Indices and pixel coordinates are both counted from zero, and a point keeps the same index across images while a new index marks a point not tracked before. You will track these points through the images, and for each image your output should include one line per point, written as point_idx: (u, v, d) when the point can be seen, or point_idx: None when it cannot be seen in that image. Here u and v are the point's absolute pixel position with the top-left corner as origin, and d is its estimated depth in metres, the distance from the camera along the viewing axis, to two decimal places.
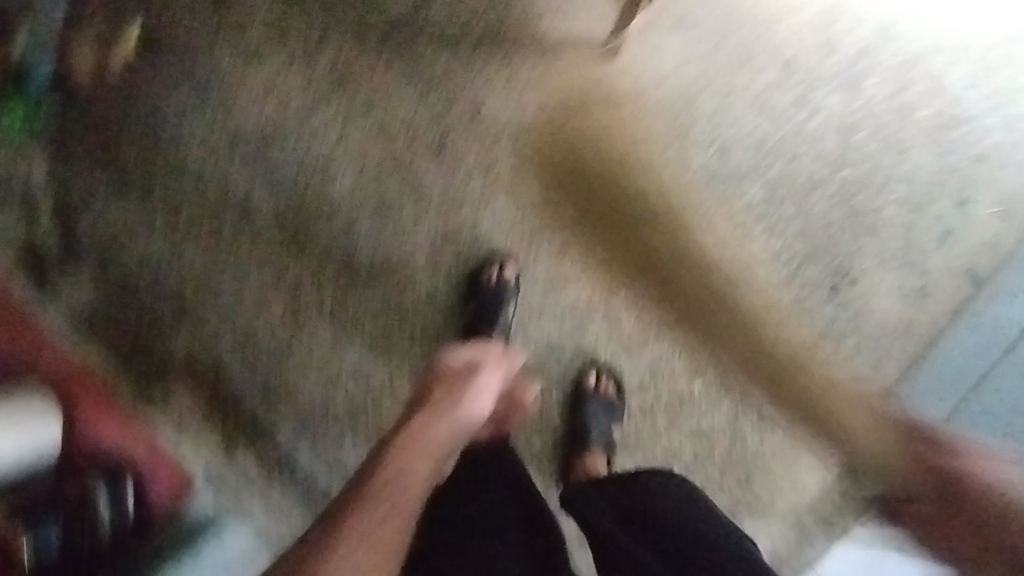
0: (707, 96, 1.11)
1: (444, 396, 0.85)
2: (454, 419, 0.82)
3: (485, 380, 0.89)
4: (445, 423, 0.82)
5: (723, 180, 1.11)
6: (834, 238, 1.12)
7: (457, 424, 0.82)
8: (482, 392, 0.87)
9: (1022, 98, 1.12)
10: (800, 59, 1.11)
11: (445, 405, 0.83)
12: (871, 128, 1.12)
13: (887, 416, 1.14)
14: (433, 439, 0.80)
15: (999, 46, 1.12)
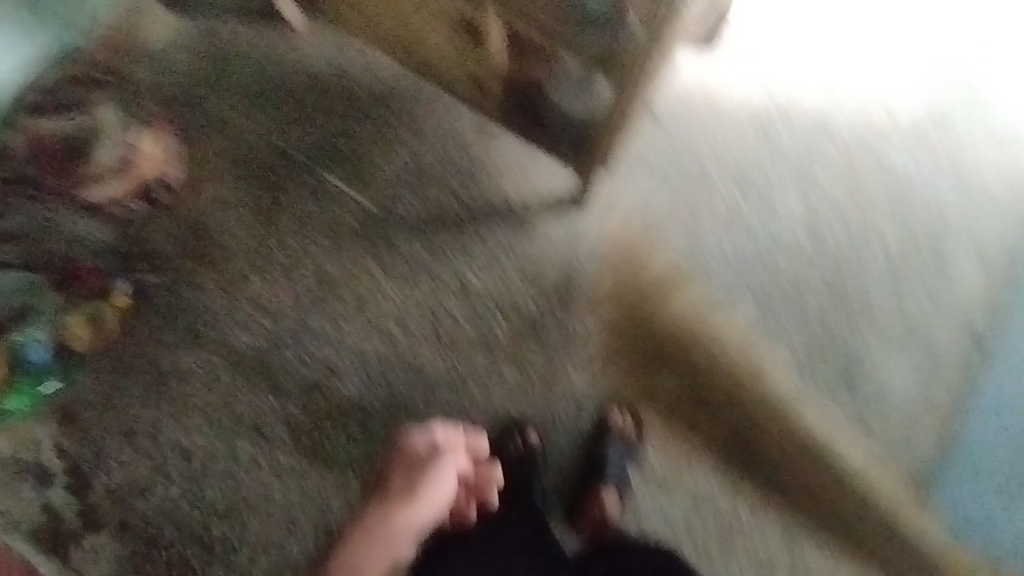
0: (677, 224, 1.15)
1: (400, 489, 0.91)
2: (406, 517, 0.88)
3: (442, 472, 0.91)
4: (396, 521, 0.88)
5: (712, 300, 1.13)
6: (833, 329, 1.12)
7: (408, 522, 0.88)
8: (434, 478, 0.90)
9: (963, 158, 1.18)
10: (753, 171, 1.16)
11: (398, 502, 0.89)
12: (838, 217, 1.15)
13: (942, 497, 1.07)
14: (389, 517, 0.89)
15: (927, 116, 1.19)
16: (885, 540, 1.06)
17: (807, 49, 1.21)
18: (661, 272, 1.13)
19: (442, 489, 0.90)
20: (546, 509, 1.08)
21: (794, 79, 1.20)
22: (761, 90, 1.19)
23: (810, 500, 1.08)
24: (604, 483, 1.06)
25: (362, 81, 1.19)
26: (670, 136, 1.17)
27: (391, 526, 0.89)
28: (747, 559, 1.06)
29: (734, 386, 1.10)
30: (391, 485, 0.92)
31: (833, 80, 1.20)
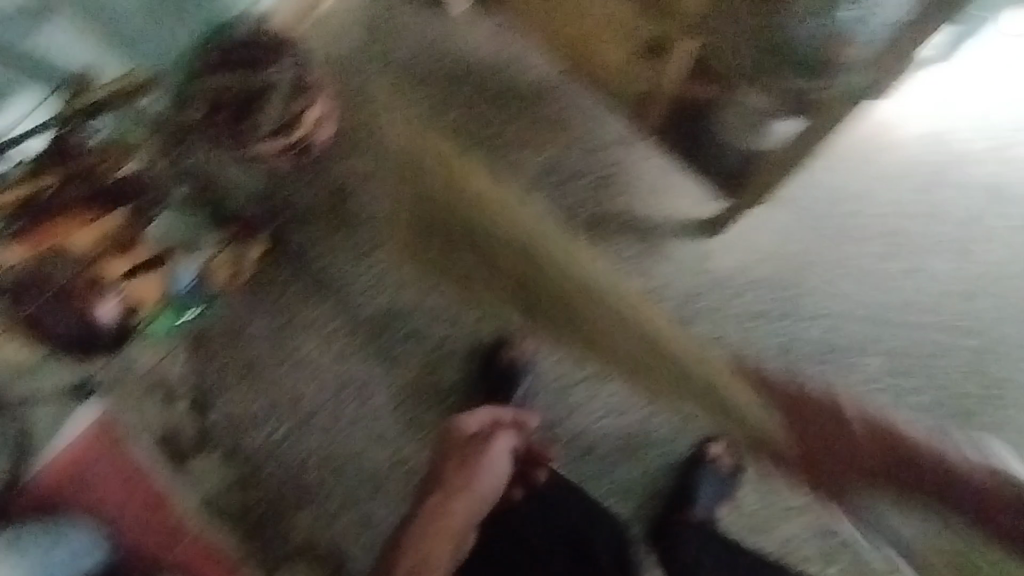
0: (813, 269, 1.10)
1: (459, 472, 1.02)
2: (470, 498, 1.02)
3: (495, 455, 1.03)
4: (459, 500, 1.01)
5: (837, 354, 1.08)
6: (963, 409, 1.06)
7: (467, 500, 1.01)
8: (490, 461, 1.03)
9: None
10: (907, 227, 1.10)
11: (456, 489, 1.01)
12: (990, 293, 1.08)
13: None
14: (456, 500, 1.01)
15: None
16: None
17: (982, 113, 1.14)
18: (789, 315, 1.09)
19: (496, 470, 1.03)
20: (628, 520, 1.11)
21: (964, 141, 1.13)
22: (928, 145, 1.13)
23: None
24: (692, 504, 1.08)
25: (518, 71, 1.19)
26: (822, 175, 1.12)
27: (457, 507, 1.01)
28: None
29: None
30: (446, 472, 1.03)
31: (1005, 149, 1.13)
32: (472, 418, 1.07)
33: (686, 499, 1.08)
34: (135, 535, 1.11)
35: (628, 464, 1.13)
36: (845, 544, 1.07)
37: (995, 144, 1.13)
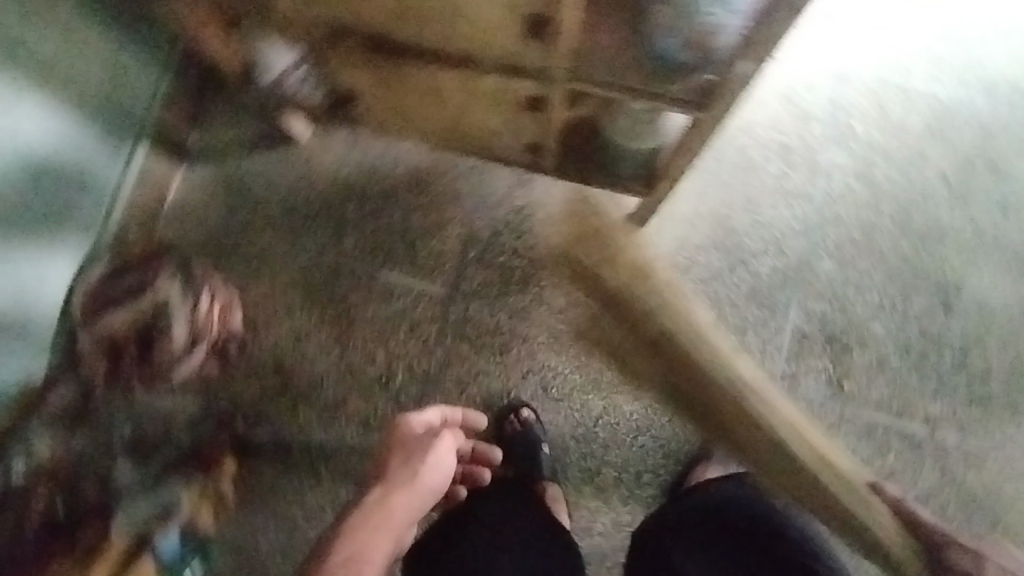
0: (741, 210, 1.16)
1: (410, 470, 0.88)
2: (413, 496, 0.85)
3: (440, 464, 0.88)
4: (402, 495, 0.85)
5: (795, 274, 1.14)
6: (917, 263, 1.14)
7: (411, 497, 0.85)
8: (436, 466, 0.88)
9: (985, 63, 1.18)
10: (791, 140, 1.18)
11: (401, 476, 0.87)
12: (884, 160, 1.17)
13: None
14: (400, 505, 0.85)
15: (936, 36, 1.18)
16: None
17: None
18: (744, 262, 1.14)
19: (445, 463, 0.88)
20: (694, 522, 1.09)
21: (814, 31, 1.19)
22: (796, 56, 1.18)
23: (948, 427, 1.10)
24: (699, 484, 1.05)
25: (402, 163, 1.17)
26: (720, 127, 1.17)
27: (399, 504, 0.85)
28: (912, 506, 1.08)
29: (843, 352, 1.12)
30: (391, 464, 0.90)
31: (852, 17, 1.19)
32: (433, 416, 0.97)
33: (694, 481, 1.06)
34: (360, 524, 0.83)
35: (678, 473, 1.10)
36: (898, 430, 1.10)
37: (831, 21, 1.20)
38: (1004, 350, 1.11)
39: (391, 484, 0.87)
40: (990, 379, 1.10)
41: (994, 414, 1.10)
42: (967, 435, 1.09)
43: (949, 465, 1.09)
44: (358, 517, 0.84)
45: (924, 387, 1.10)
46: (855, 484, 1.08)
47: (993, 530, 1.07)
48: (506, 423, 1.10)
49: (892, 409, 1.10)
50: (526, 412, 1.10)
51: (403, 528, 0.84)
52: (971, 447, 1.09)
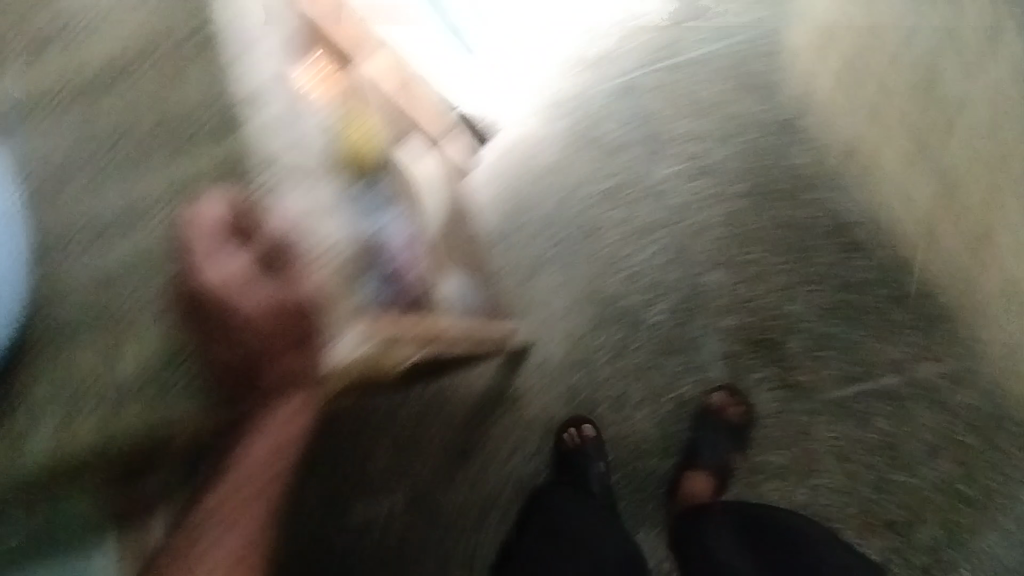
0: (609, 272, 1.11)
1: (197, 561, 0.67)
2: (233, 498, 0.67)
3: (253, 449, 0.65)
4: (251, 464, 0.66)
5: (694, 297, 1.10)
6: (797, 223, 1.09)
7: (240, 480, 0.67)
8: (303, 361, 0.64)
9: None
10: (620, 177, 1.11)
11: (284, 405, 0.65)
12: (713, 146, 1.11)
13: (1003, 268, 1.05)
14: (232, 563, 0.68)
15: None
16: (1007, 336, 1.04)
17: (497, 71, 1.13)
18: (644, 318, 1.10)
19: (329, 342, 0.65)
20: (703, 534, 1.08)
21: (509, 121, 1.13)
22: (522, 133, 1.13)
23: (916, 362, 1.05)
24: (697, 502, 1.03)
25: None
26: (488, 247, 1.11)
27: (223, 554, 0.68)
28: (928, 456, 1.03)
29: (780, 350, 1.07)
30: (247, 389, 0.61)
31: (533, 87, 1.13)
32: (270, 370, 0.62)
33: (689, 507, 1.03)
34: None
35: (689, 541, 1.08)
36: (872, 390, 1.05)
37: (560, 65, 1.13)
38: (926, 257, 1.06)
39: (219, 524, 0.68)
40: (925, 290, 1.06)
41: (951, 328, 1.05)
42: (939, 361, 1.04)
43: (944, 401, 1.03)
44: (184, 541, 0.67)
45: (870, 340, 1.06)
46: (859, 462, 1.03)
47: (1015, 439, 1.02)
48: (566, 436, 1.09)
49: (855, 378, 1.05)
50: (588, 427, 1.09)
51: (250, 508, 0.69)
52: (947, 366, 1.04)
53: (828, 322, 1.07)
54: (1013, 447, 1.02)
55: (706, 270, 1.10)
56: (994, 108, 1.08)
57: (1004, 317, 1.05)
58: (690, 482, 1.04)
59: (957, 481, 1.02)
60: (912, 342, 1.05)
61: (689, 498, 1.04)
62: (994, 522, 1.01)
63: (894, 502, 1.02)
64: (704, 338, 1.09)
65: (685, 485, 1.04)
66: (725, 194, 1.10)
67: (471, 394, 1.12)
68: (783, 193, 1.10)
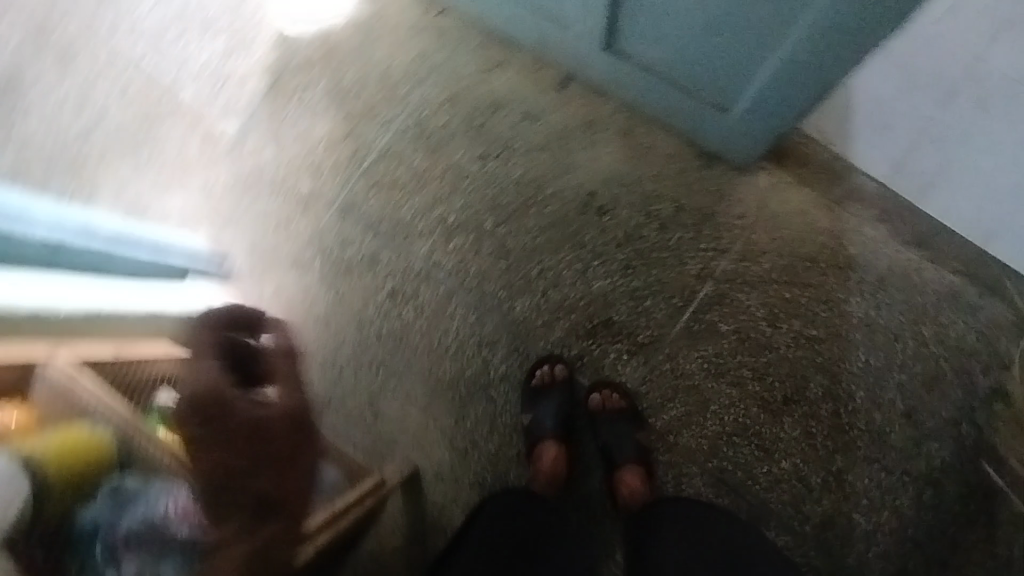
0: (436, 362, 1.11)
1: None
2: None
3: None
4: None
5: (518, 333, 1.10)
6: (555, 217, 1.10)
7: None
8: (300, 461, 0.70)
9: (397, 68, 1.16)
10: (390, 282, 1.12)
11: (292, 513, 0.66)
12: (447, 203, 1.13)
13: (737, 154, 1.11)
14: None
15: (352, 103, 1.16)
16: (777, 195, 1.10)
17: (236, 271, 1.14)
18: (491, 379, 1.10)
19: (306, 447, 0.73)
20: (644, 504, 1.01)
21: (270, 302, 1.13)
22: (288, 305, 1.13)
23: (720, 262, 1.09)
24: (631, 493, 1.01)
25: None
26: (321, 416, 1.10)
27: None
28: (781, 331, 1.08)
29: (611, 326, 1.09)
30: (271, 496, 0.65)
31: (273, 262, 1.14)
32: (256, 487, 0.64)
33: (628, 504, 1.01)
34: None
35: None
36: (702, 308, 1.09)
37: (285, 224, 1.15)
38: (670, 175, 1.10)
39: None
40: (687, 200, 1.10)
41: (730, 218, 1.09)
42: (738, 250, 1.09)
43: (761, 278, 1.09)
44: None
45: (671, 270, 1.09)
46: (732, 372, 1.08)
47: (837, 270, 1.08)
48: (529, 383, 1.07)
49: (682, 307, 1.09)
50: (559, 367, 1.08)
51: None
52: (744, 247, 1.09)
53: (631, 278, 1.09)
54: (834, 271, 1.08)
55: (510, 305, 1.10)
56: (640, 26, 0.95)
57: (752, 178, 1.11)
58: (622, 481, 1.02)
59: (810, 329, 1.08)
60: (705, 249, 1.09)
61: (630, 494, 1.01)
62: (863, 342, 1.07)
63: (778, 384, 1.08)
64: (544, 362, 1.08)
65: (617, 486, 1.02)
66: (483, 234, 1.11)
67: (392, 549, 1.06)
68: (524, 200, 1.11)
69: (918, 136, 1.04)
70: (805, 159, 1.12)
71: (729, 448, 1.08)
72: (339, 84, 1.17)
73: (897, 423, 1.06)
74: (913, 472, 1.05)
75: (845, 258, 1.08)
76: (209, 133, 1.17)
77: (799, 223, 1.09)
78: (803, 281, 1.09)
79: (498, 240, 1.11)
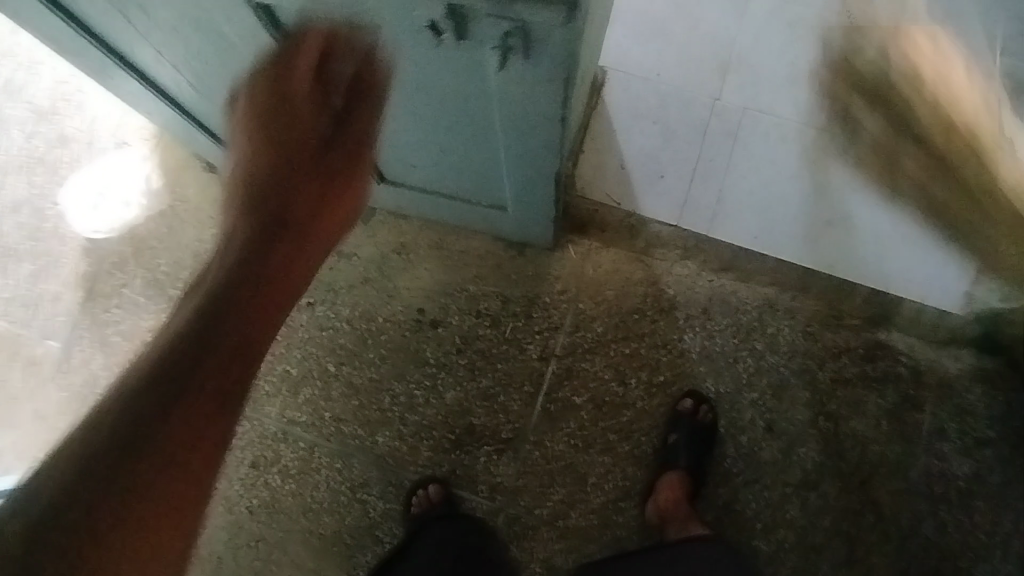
0: (314, 520, 1.08)
1: None
2: None
3: None
4: None
5: (389, 468, 1.09)
6: (392, 344, 1.13)
7: None
8: None
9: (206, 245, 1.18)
10: (249, 454, 1.11)
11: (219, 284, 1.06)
12: (286, 360, 1.13)
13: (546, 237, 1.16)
14: None
15: (169, 291, 1.17)
16: (591, 263, 1.14)
17: None
18: (372, 520, 1.08)
19: None
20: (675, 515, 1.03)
21: None
22: None
23: (559, 340, 1.13)
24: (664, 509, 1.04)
25: None
26: None
27: None
28: (633, 388, 1.11)
29: (474, 432, 1.10)
30: None
31: None
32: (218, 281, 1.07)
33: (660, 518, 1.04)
34: None
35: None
36: (556, 388, 1.11)
37: None
38: (489, 272, 1.15)
39: None
40: (513, 293, 1.14)
41: (555, 296, 1.14)
42: (571, 323, 1.13)
43: (598, 343, 1.12)
44: None
45: (516, 360, 1.12)
46: (600, 440, 1.09)
47: (669, 314, 1.13)
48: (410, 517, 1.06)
49: (535, 392, 1.11)
50: (432, 488, 1.05)
51: None
52: (577, 320, 1.13)
53: (480, 380, 1.11)
54: (664, 316, 1.13)
55: (372, 441, 1.10)
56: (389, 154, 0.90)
57: (564, 253, 1.15)
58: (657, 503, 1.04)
59: (658, 376, 1.11)
60: (541, 331, 1.13)
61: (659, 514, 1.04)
62: (708, 375, 1.11)
63: (648, 437, 1.09)
64: (417, 487, 1.07)
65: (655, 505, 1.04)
66: (328, 380, 1.12)
67: None
68: (359, 337, 1.13)
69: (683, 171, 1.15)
70: (608, 221, 1.15)
71: (619, 515, 1.07)
72: (153, 275, 1.17)
73: (762, 440, 1.09)
74: (792, 482, 1.08)
75: (667, 300, 1.13)
76: (32, 360, 1.15)
77: (617, 284, 1.14)
78: (639, 334, 1.12)
79: (344, 382, 1.12)
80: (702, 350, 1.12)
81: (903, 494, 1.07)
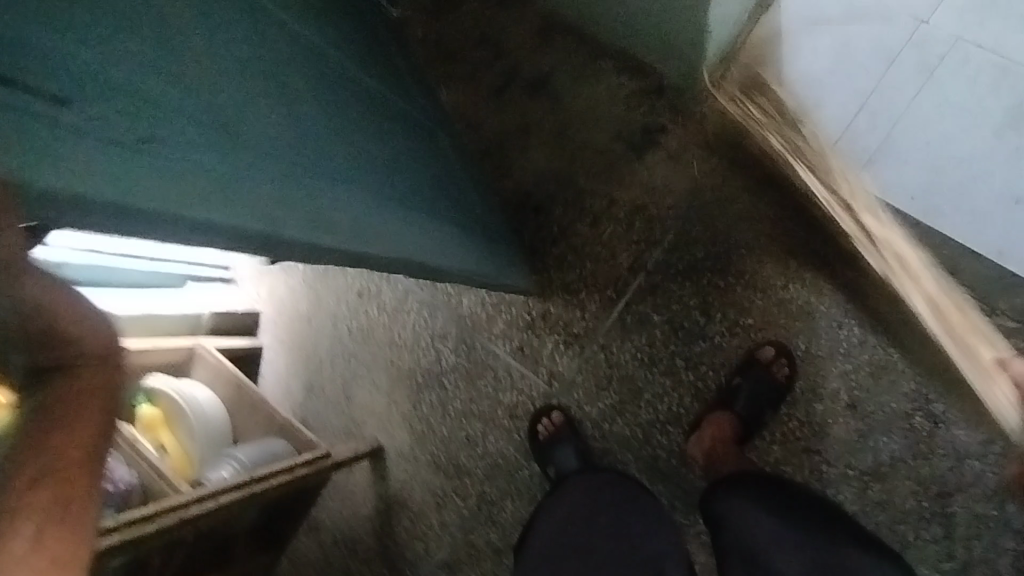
0: (396, 353, 1.23)
1: None
2: None
3: None
4: None
5: (467, 329, 1.19)
6: None
7: None
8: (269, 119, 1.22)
9: None
10: (358, 284, 1.26)
11: None
12: None
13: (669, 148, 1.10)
14: None
15: None
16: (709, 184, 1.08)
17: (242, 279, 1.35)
18: (442, 368, 1.20)
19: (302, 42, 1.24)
20: (715, 456, 1.02)
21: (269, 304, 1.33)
22: (281, 309, 1.32)
23: (652, 254, 1.10)
24: (706, 450, 1.03)
25: None
26: (307, 401, 1.29)
27: None
28: (717, 322, 1.07)
29: (548, 319, 1.14)
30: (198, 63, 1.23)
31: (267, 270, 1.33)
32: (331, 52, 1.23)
33: (697, 455, 1.04)
34: None
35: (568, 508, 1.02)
36: (637, 301, 1.10)
37: None
38: (602, 169, 1.12)
39: None
40: (620, 198, 1.11)
41: (661, 210, 1.09)
42: (670, 240, 1.09)
43: (692, 268, 1.08)
44: None
45: (602, 263, 1.12)
46: (666, 362, 1.08)
47: (780, 259, 1.04)
48: (476, 373, 1.18)
49: (615, 298, 1.11)
50: (556, 414, 1.11)
51: None
52: (680, 238, 1.08)
53: (565, 272, 1.14)
54: (772, 260, 1.05)
55: (459, 302, 1.20)
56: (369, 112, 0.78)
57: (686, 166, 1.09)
58: (699, 439, 1.04)
59: (745, 318, 1.06)
60: (638, 239, 1.10)
61: (699, 451, 1.03)
62: (803, 333, 1.04)
63: (716, 373, 1.07)
64: (489, 352, 1.17)
65: (696, 441, 1.04)
66: None
67: (368, 513, 1.23)
68: None
69: (848, 86, 0.99)
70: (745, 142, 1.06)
71: (662, 437, 1.08)
72: None
73: (840, 414, 1.02)
74: (861, 464, 1.00)
75: (781, 244, 1.04)
76: None
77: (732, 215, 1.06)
78: (740, 270, 1.06)
79: None
80: (803, 304, 1.04)
81: (986, 521, 0.95)
